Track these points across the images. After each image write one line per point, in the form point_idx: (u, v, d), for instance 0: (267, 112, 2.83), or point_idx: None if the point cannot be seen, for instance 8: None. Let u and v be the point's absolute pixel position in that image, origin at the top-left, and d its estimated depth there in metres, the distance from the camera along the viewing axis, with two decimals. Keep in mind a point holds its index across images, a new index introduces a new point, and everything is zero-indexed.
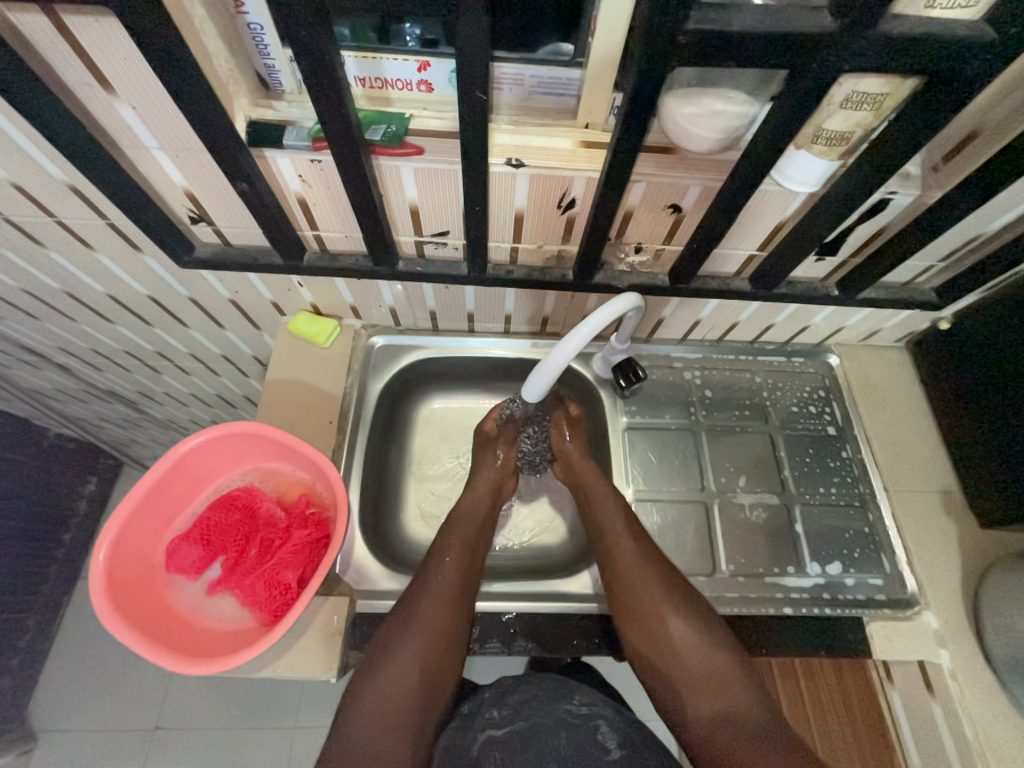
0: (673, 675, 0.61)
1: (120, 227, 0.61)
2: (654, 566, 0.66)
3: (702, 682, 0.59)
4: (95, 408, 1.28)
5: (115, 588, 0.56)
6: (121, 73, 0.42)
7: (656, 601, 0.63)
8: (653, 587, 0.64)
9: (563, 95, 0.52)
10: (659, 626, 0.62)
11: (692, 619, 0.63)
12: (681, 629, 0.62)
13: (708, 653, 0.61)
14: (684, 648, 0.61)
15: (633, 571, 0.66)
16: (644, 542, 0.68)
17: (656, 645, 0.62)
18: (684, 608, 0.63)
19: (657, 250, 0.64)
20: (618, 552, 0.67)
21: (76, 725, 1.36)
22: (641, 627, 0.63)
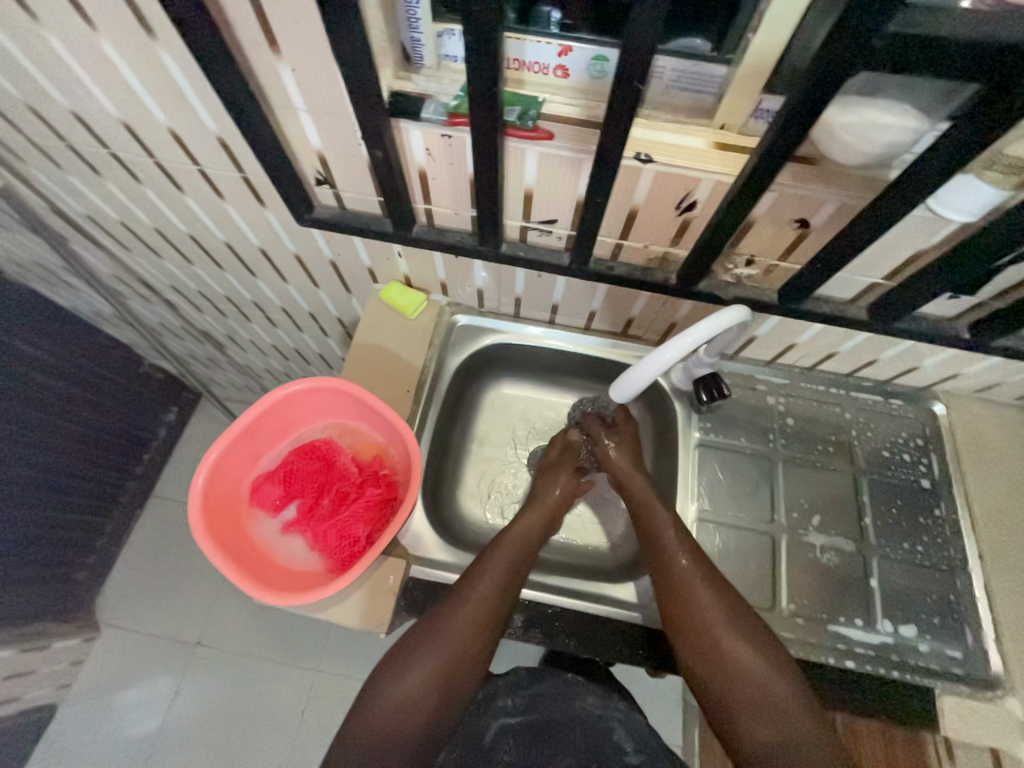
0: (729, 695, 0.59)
1: (252, 180, 0.65)
2: (715, 587, 0.63)
3: (762, 711, 0.57)
4: (188, 345, 1.39)
5: (208, 509, 0.61)
6: (292, 36, 0.45)
7: (720, 628, 0.60)
8: (714, 609, 0.61)
9: (702, 92, 0.49)
10: (718, 650, 0.60)
11: (754, 645, 0.59)
12: (746, 656, 0.59)
13: (768, 683, 0.58)
14: (744, 673, 0.58)
15: (684, 595, 0.62)
16: (700, 560, 0.65)
17: (715, 668, 0.60)
18: (744, 630, 0.60)
19: (770, 265, 0.61)
20: (676, 571, 0.64)
21: (132, 626, 1.50)
22: (698, 647, 0.61)
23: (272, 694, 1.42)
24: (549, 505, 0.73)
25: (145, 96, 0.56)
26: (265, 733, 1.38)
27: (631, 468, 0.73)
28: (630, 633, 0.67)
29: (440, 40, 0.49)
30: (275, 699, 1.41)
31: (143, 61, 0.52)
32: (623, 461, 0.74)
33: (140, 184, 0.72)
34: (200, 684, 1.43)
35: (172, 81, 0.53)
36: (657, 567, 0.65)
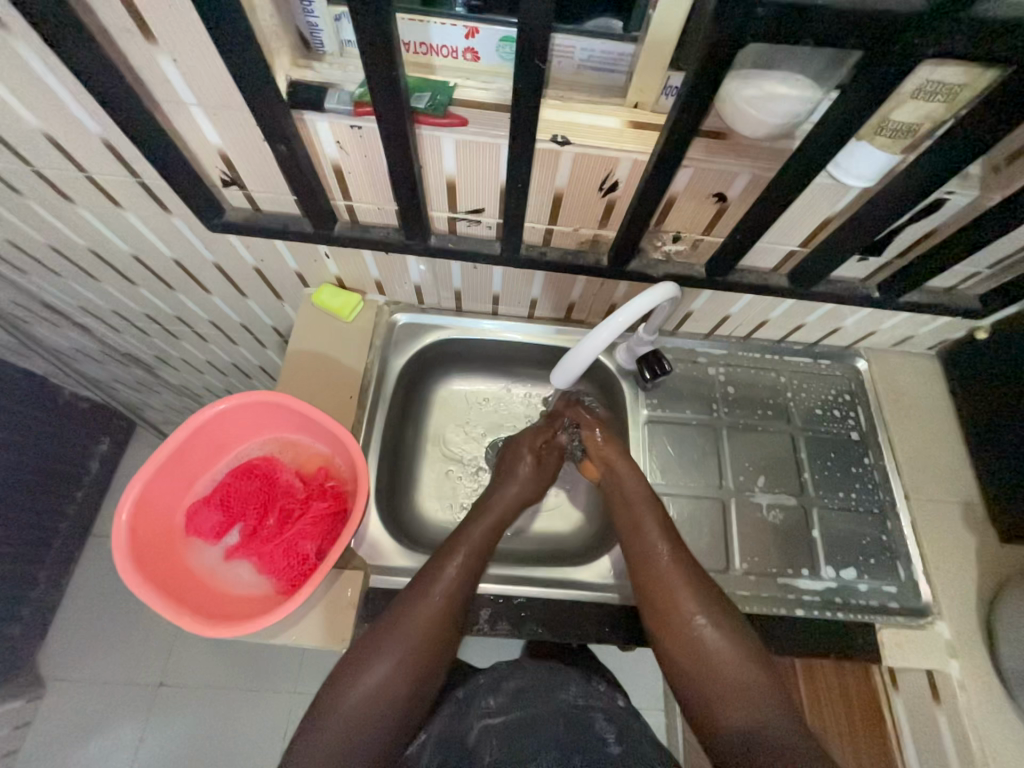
0: (701, 677, 0.60)
1: (150, 186, 0.60)
2: (689, 575, 0.64)
3: (731, 691, 0.58)
4: (111, 370, 1.29)
5: (137, 545, 0.57)
6: (166, 23, 0.41)
7: (692, 614, 0.61)
8: (687, 598, 0.62)
9: (613, 72, 0.50)
10: (691, 632, 0.61)
11: (723, 626, 0.61)
12: (716, 639, 0.60)
13: (738, 664, 0.59)
14: (715, 654, 0.60)
15: (662, 582, 0.63)
16: (678, 547, 0.66)
17: (688, 652, 0.61)
18: (710, 605, 0.62)
19: (695, 240, 0.63)
20: (653, 562, 0.65)
21: (82, 677, 1.39)
22: (674, 632, 0.61)
23: (247, 724, 1.36)
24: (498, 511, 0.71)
25: (8, 97, 0.50)
26: (243, 766, 1.32)
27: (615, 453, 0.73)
28: (597, 613, 0.68)
29: (341, 25, 0.47)
30: (252, 730, 1.35)
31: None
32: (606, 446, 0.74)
33: (20, 196, 0.65)
34: (167, 727, 1.35)
35: (37, 79, 0.48)
36: (634, 558, 0.66)
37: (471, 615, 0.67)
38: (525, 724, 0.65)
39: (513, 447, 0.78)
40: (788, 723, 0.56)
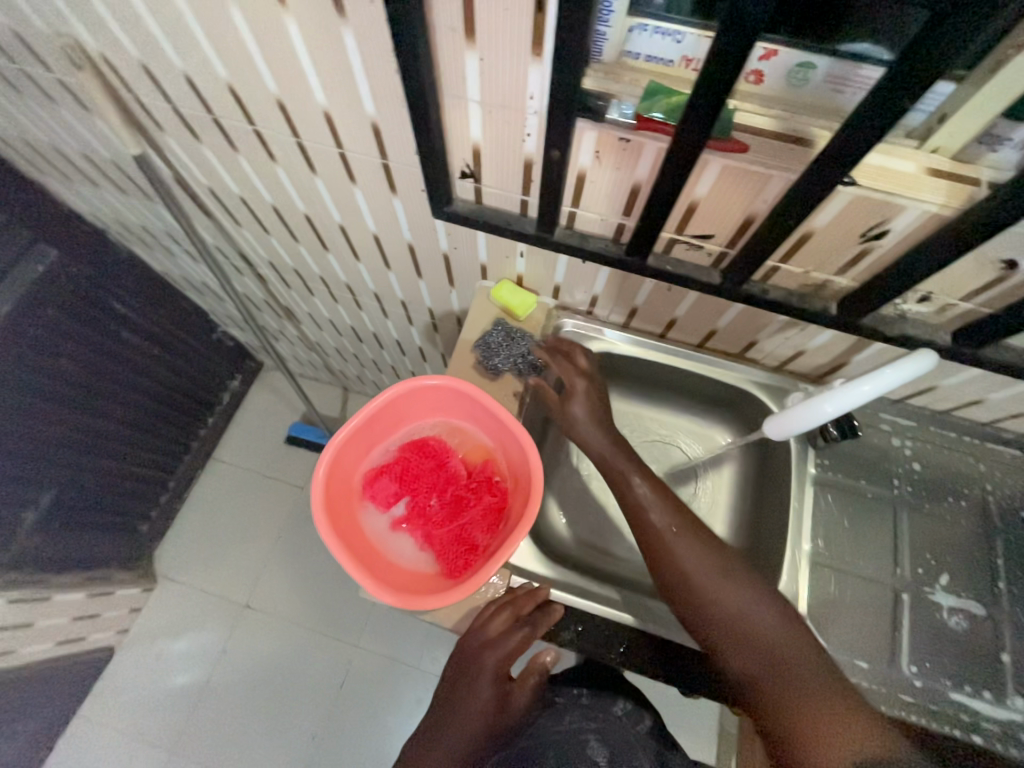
0: (730, 641, 0.56)
1: (392, 167, 0.64)
2: (700, 544, 0.61)
3: (775, 666, 0.54)
4: (265, 318, 1.41)
5: (328, 494, 0.61)
6: (496, 25, 0.42)
7: (748, 612, 0.57)
8: (688, 548, 0.61)
9: (916, 110, 0.44)
10: (718, 608, 0.57)
11: (760, 595, 0.58)
12: (762, 614, 0.57)
13: (760, 625, 0.56)
14: (760, 627, 0.56)
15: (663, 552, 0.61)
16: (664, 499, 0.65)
17: (735, 631, 0.57)
18: (721, 567, 0.59)
19: (948, 303, 0.56)
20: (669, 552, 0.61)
21: (187, 581, 1.56)
22: (682, 593, 0.59)
23: (314, 662, 1.46)
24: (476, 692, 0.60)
25: (311, 73, 0.54)
26: (303, 699, 1.43)
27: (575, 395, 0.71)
28: None
29: (628, 34, 0.43)
30: (317, 669, 1.45)
31: (320, 38, 0.50)
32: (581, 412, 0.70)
33: (272, 161, 0.71)
34: (247, 645, 1.48)
35: (345, 63, 0.51)
36: (665, 576, 0.61)
37: (607, 642, 0.65)
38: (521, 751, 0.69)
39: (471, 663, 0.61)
40: (821, 667, 0.54)
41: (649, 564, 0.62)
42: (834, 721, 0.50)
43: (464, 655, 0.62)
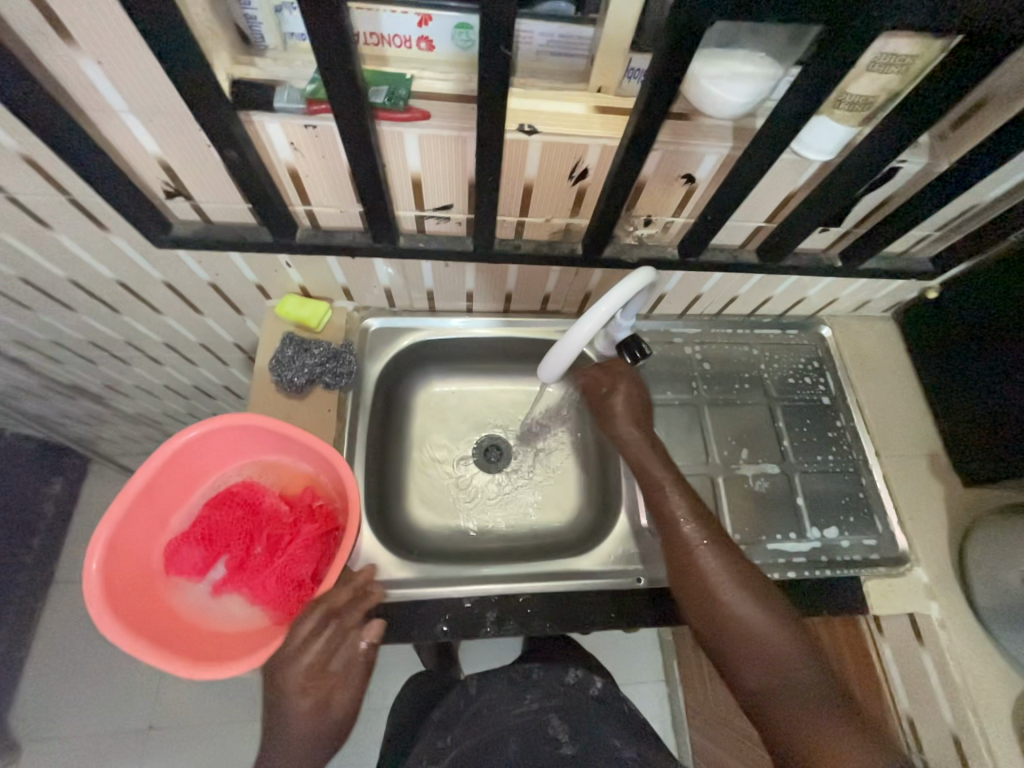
0: (702, 616, 0.61)
1: (83, 203, 0.55)
2: (719, 547, 0.63)
3: (745, 642, 0.58)
4: (55, 406, 1.18)
5: (113, 595, 0.53)
6: (87, 23, 0.37)
7: (752, 619, 0.59)
8: (719, 562, 0.62)
9: (572, 56, 0.49)
10: (731, 612, 0.59)
11: (761, 604, 0.60)
12: (741, 604, 0.60)
13: (769, 633, 0.58)
14: (736, 618, 0.59)
15: (685, 564, 0.63)
16: (699, 515, 0.65)
17: (707, 609, 0.61)
18: (740, 580, 0.61)
19: (666, 222, 0.63)
20: (676, 531, 0.65)
21: (60, 734, 1.30)
22: (700, 600, 0.61)
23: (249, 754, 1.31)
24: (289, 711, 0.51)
25: None
26: None
27: (631, 422, 0.73)
28: (599, 606, 0.68)
29: (282, 16, 0.43)
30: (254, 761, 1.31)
31: None
32: (625, 415, 0.73)
33: None
34: None
35: None
36: (683, 583, 0.63)
37: (477, 618, 0.66)
38: (479, 752, 0.65)
39: (278, 715, 0.52)
40: (819, 676, 0.57)
41: (674, 573, 0.64)
42: (774, 680, 0.57)
43: (268, 708, 0.52)
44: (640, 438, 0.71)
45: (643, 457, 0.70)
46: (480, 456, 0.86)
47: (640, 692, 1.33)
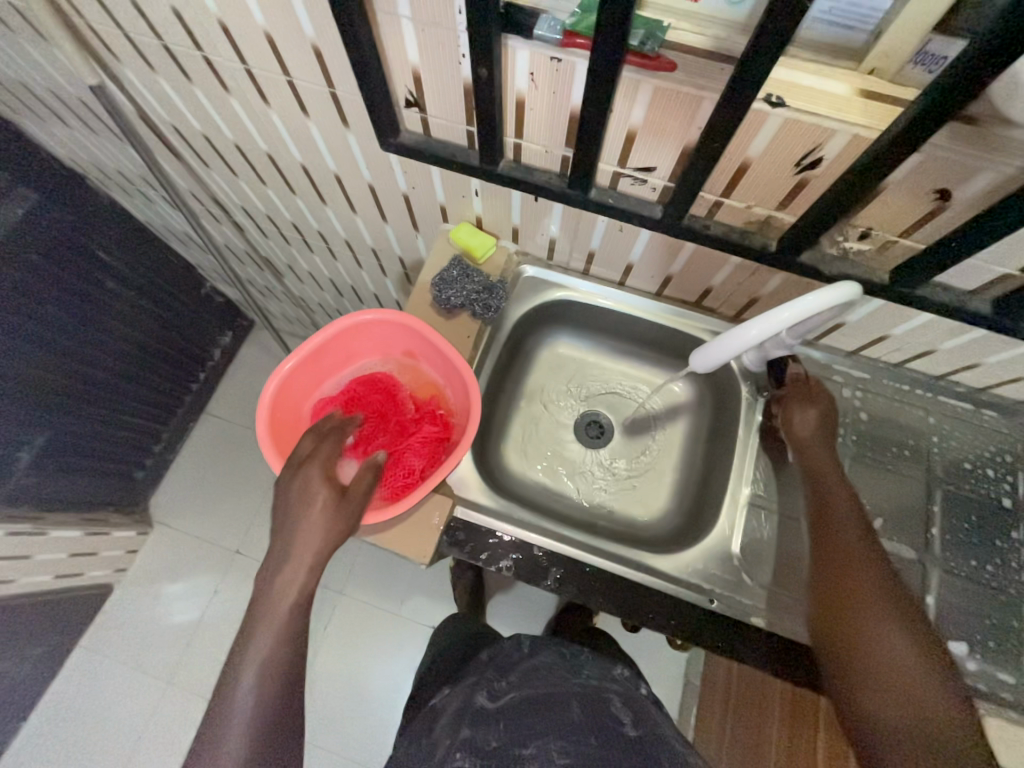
0: (834, 629, 0.56)
1: (340, 97, 0.63)
2: (874, 560, 0.58)
3: (890, 679, 0.51)
4: (248, 271, 1.42)
5: (274, 424, 0.65)
6: None
7: (891, 639, 0.53)
8: (868, 573, 0.57)
9: (854, 29, 0.42)
10: (867, 621, 0.54)
11: (909, 634, 0.53)
12: (898, 644, 0.52)
13: (908, 661, 0.51)
14: (886, 652, 0.52)
15: (829, 559, 0.60)
16: (864, 528, 0.61)
17: (854, 628, 0.55)
18: (890, 599, 0.55)
19: (887, 240, 0.55)
20: (838, 543, 0.60)
21: (180, 528, 1.63)
22: (833, 596, 0.57)
23: None
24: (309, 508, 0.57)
25: None
26: None
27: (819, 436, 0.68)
28: (659, 606, 0.67)
29: None
30: None
31: None
32: (808, 428, 0.68)
33: (226, 92, 0.71)
34: (237, 588, 1.55)
35: None
36: (819, 576, 0.60)
37: (542, 569, 0.68)
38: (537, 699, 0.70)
39: (280, 522, 0.57)
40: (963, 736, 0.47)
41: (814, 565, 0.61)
42: (903, 723, 0.49)
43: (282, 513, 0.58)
44: (824, 447, 0.67)
45: (817, 457, 0.67)
46: (583, 427, 0.87)
47: None
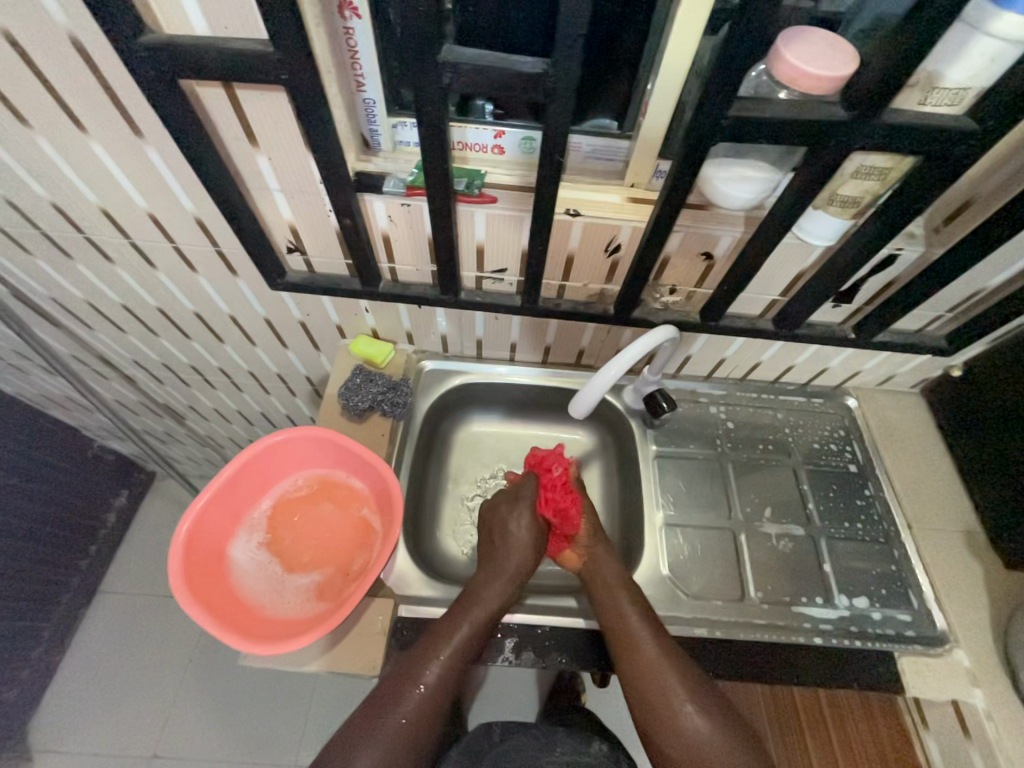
0: (665, 730, 0.61)
1: (225, 253, 0.71)
2: (660, 639, 0.64)
3: None
4: (142, 422, 1.35)
5: (192, 572, 0.62)
6: (271, 134, 0.54)
7: (705, 737, 0.60)
8: (667, 668, 0.62)
9: (613, 160, 0.61)
10: (682, 728, 0.61)
11: (713, 720, 0.61)
12: (700, 726, 0.60)
13: (724, 753, 0.60)
14: (701, 745, 0.60)
15: (630, 662, 0.63)
16: (646, 613, 0.66)
17: None
18: (688, 682, 0.62)
19: (689, 292, 0.73)
20: (659, 682, 0.62)
21: (73, 749, 1.31)
22: (650, 700, 0.62)
23: None
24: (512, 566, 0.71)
25: (127, 185, 0.62)
26: None
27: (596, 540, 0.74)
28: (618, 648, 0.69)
29: (397, 130, 0.59)
30: None
31: (129, 157, 0.58)
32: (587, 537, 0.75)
33: (110, 263, 0.76)
34: None
35: (156, 174, 0.60)
36: (635, 686, 0.63)
37: (497, 643, 0.68)
38: None
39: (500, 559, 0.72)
40: None
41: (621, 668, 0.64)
42: None
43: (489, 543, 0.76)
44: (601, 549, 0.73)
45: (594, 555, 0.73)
46: None
47: None
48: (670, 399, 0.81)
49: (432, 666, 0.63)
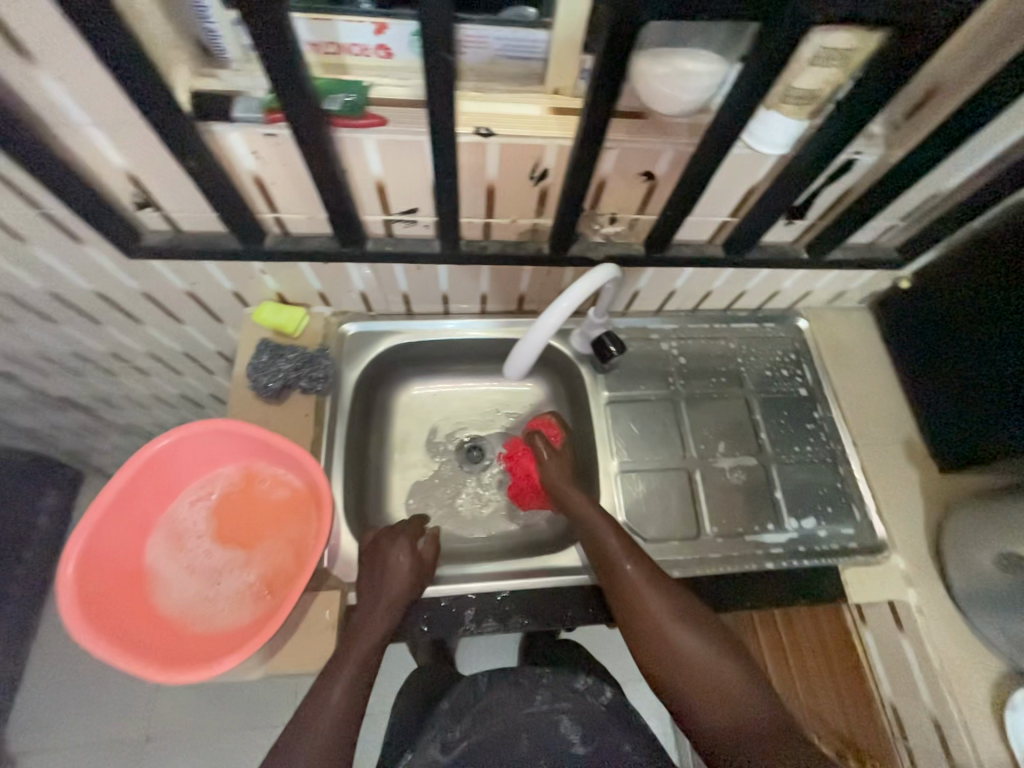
0: (655, 656, 0.59)
1: (55, 214, 0.56)
2: (640, 560, 0.64)
3: (709, 695, 0.56)
4: (45, 419, 1.18)
5: (94, 604, 0.55)
6: (46, 42, 0.39)
7: (696, 653, 0.58)
8: (650, 591, 0.62)
9: (529, 59, 0.49)
10: (669, 646, 0.59)
11: (699, 633, 0.60)
12: (687, 641, 0.59)
13: (719, 667, 0.57)
14: (694, 663, 0.58)
15: (615, 588, 0.63)
16: (624, 538, 0.66)
17: (723, 723, 0.55)
18: (671, 599, 0.62)
19: (631, 220, 0.64)
20: (640, 600, 0.61)
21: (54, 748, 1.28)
22: (637, 622, 0.61)
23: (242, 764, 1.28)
24: (396, 580, 0.63)
25: None
26: None
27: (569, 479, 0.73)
28: (580, 605, 0.68)
29: (241, 30, 0.44)
30: None
31: None
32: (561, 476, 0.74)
33: None
34: None
35: None
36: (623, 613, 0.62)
37: (455, 616, 0.66)
38: (490, 745, 0.69)
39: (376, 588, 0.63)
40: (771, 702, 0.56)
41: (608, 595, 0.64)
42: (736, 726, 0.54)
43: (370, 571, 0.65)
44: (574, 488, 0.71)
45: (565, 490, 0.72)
46: (462, 457, 0.87)
47: (640, 691, 1.31)
48: (620, 343, 0.75)
49: (337, 678, 0.55)
